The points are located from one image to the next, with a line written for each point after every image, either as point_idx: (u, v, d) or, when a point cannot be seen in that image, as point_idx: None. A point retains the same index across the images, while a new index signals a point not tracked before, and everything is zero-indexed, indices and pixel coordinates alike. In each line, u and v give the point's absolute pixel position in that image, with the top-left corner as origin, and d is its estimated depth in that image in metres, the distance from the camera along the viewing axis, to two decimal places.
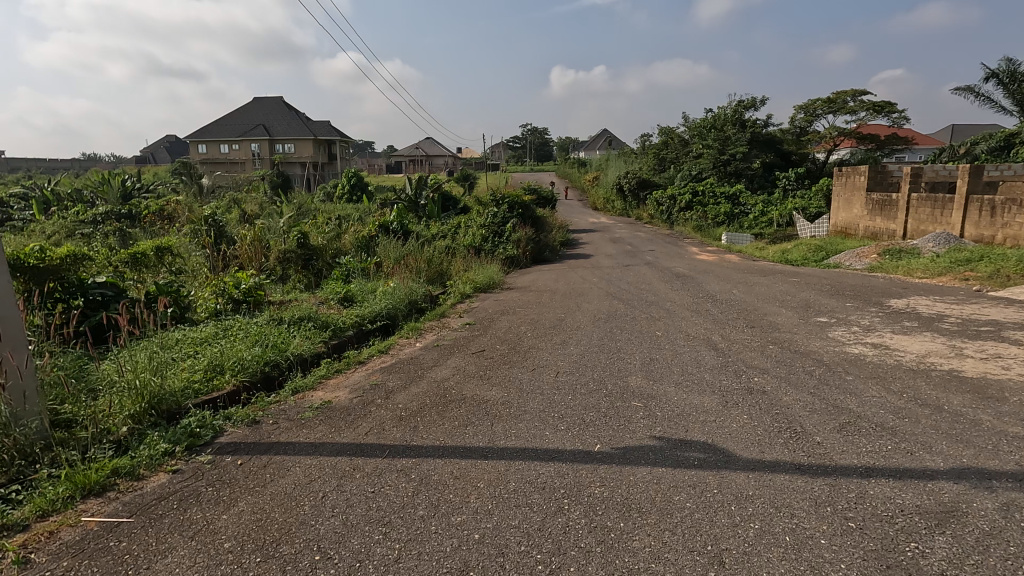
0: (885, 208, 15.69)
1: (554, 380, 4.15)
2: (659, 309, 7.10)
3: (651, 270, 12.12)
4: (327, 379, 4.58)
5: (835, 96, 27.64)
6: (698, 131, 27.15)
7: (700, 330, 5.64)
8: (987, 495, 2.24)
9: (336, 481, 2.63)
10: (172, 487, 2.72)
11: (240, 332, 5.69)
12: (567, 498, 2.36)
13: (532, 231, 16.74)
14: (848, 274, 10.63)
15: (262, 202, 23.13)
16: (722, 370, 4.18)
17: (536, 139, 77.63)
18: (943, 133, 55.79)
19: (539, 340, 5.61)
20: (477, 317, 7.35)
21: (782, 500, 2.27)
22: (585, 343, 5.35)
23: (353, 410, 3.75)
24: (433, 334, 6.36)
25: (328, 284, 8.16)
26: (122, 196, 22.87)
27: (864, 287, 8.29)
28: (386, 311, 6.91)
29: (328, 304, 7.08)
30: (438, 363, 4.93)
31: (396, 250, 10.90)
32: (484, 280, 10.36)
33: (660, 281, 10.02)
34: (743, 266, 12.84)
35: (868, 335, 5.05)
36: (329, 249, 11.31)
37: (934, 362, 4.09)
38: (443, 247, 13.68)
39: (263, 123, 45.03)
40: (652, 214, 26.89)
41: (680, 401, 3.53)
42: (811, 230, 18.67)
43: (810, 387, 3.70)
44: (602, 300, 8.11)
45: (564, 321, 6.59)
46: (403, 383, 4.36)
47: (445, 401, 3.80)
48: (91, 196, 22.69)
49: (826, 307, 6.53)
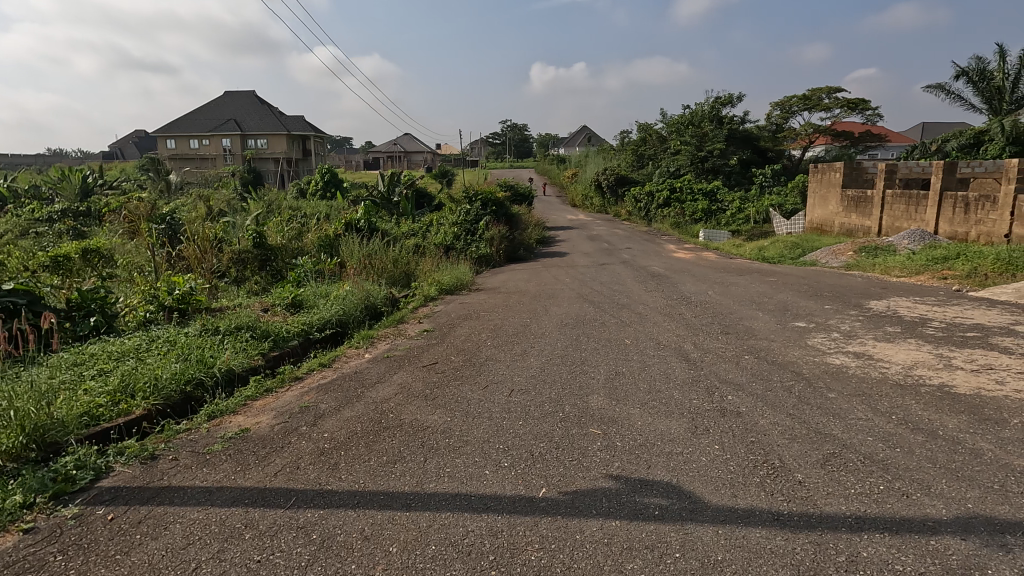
0: (860, 204, 15.58)
1: (505, 401, 3.69)
2: (630, 312, 6.69)
3: (627, 269, 11.76)
4: (254, 401, 4.05)
5: (810, 93, 27.71)
6: (676, 128, 26.98)
7: (671, 337, 5.23)
8: (1003, 557, 1.84)
9: (218, 547, 2.15)
10: (14, 554, 2.19)
11: (165, 345, 5.09)
12: (495, 569, 1.92)
13: (506, 229, 16.26)
14: (825, 273, 10.38)
15: (230, 199, 22.31)
16: (692, 387, 3.76)
17: (515, 135, 77.09)
18: (914, 131, 56.77)
19: (498, 350, 5.15)
20: (437, 323, 6.85)
21: (756, 568, 1.85)
22: (547, 353, 4.90)
23: (271, 441, 3.23)
24: (386, 343, 5.86)
25: (278, 287, 7.59)
26: (81, 192, 21.85)
27: (842, 287, 8.00)
28: (337, 317, 6.38)
29: (274, 310, 6.49)
30: (383, 379, 4.44)
31: (360, 249, 10.34)
32: (451, 281, 9.85)
33: (635, 282, 9.66)
34: (720, 265, 12.58)
35: (849, 342, 4.71)
36: (289, 249, 10.71)
37: (922, 375, 3.72)
38: (412, 246, 13.14)
39: (234, 118, 43.74)
40: (629, 211, 26.61)
41: (644, 427, 3.10)
42: (787, 226, 18.54)
43: (789, 407, 3.29)
44: (573, 303, 7.67)
45: (529, 328, 6.13)
46: (337, 404, 3.86)
47: (378, 429, 3.31)
48: (49, 192, 21.67)
49: (804, 310, 6.19)
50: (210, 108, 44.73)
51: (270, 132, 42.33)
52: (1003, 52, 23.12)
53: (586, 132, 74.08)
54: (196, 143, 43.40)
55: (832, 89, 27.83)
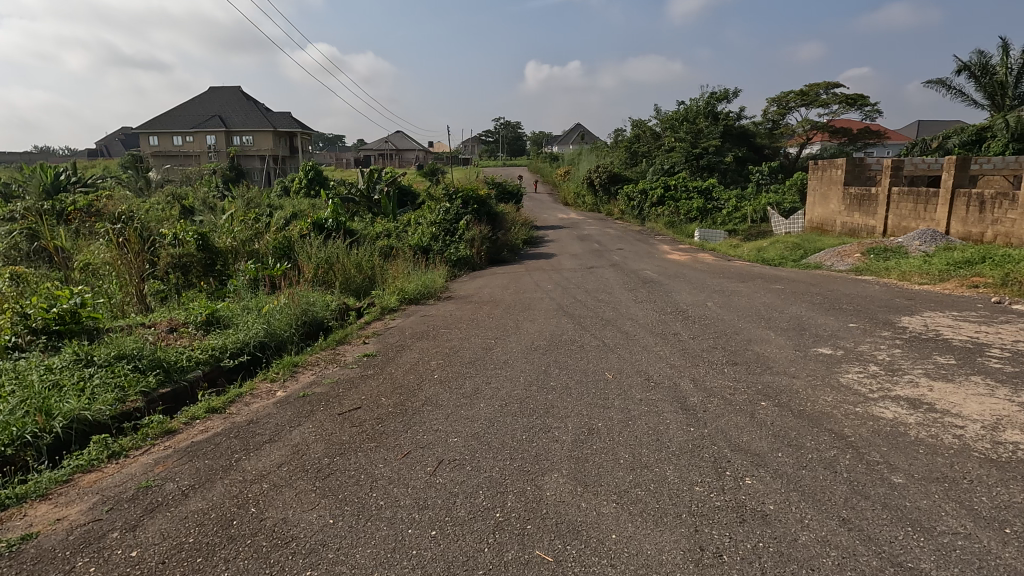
0: (864, 203, 14.55)
1: (426, 483, 2.56)
2: (616, 331, 5.55)
3: (616, 274, 10.71)
4: (84, 474, 2.92)
5: (807, 89, 26.74)
6: (670, 124, 25.93)
7: (663, 370, 4.11)
8: None
9: None
10: None
11: (13, 381, 3.91)
12: None
13: (488, 229, 15.14)
14: (834, 278, 9.33)
15: (205, 196, 21.09)
16: (692, 460, 2.64)
17: (508, 134, 76.10)
18: (909, 129, 56.26)
19: (443, 388, 4.03)
20: (384, 344, 5.70)
21: None
22: (503, 395, 3.77)
23: (46, 567, 2.09)
24: (311, 373, 4.72)
25: (200, 300, 6.40)
26: (50, 187, 20.63)
27: (859, 298, 6.94)
28: (259, 339, 5.25)
29: (183, 329, 5.33)
30: (281, 435, 3.31)
31: (317, 253, 9.18)
32: (417, 288, 8.72)
33: (623, 290, 8.59)
34: (717, 268, 11.53)
35: (894, 381, 3.62)
36: (240, 251, 9.52)
37: (1017, 444, 2.61)
38: (382, 247, 11.96)
39: (218, 114, 42.33)
40: (622, 210, 25.49)
41: (622, 550, 1.98)
42: (785, 226, 17.50)
43: (842, 506, 2.18)
44: (550, 317, 6.55)
45: (491, 353, 5.00)
46: (191, 485, 2.71)
47: (219, 541, 2.18)
48: (15, 188, 20.47)
49: (824, 330, 5.09)
50: (193, 103, 43.32)
51: (256, 129, 40.98)
52: (1007, 45, 22.20)
53: (580, 131, 73.12)
54: (179, 140, 41.95)
55: (829, 84, 26.86)
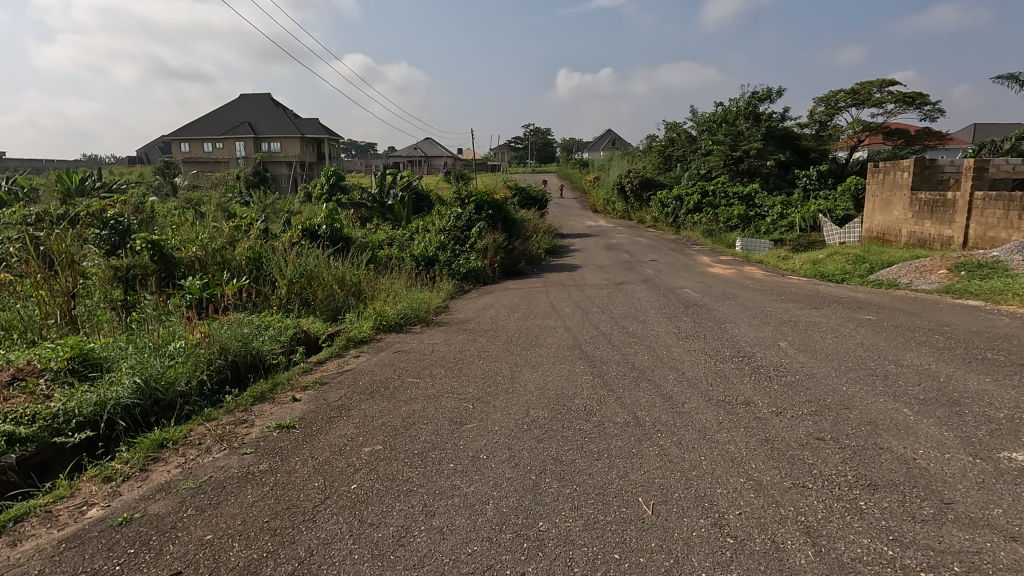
0: (937, 208, 12.21)
1: None
2: (652, 395, 3.71)
3: (650, 292, 8.87)
4: None
5: (860, 86, 24.24)
6: (708, 126, 23.77)
7: (745, 505, 2.26)
8: None
9: None
10: None
11: None
12: None
13: (503, 237, 13.39)
14: (935, 306, 7.23)
15: (220, 198, 20.05)
16: None
17: (539, 139, 74.27)
18: (965, 131, 52.32)
19: (345, 527, 2.25)
20: (319, 404, 3.96)
21: None
22: (442, 562, 1.99)
23: None
24: (174, 466, 3.02)
25: (95, 334, 4.77)
26: (73, 188, 20.02)
27: (997, 341, 4.90)
28: (130, 398, 3.57)
29: (31, 382, 3.68)
30: None
31: (289, 265, 7.55)
32: (400, 312, 6.98)
33: (661, 316, 6.72)
34: (770, 287, 9.54)
35: None
36: (201, 261, 7.96)
37: None
38: (375, 257, 10.37)
39: (246, 120, 41.86)
40: (656, 217, 23.43)
41: None
42: (840, 235, 15.12)
43: None
44: (559, 362, 4.73)
45: (456, 434, 3.22)
46: None
47: None
48: (39, 189, 19.92)
49: (996, 412, 3.11)
50: (222, 110, 43.03)
51: (283, 135, 40.34)
52: None
53: (611, 136, 70.84)
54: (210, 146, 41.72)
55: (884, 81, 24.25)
